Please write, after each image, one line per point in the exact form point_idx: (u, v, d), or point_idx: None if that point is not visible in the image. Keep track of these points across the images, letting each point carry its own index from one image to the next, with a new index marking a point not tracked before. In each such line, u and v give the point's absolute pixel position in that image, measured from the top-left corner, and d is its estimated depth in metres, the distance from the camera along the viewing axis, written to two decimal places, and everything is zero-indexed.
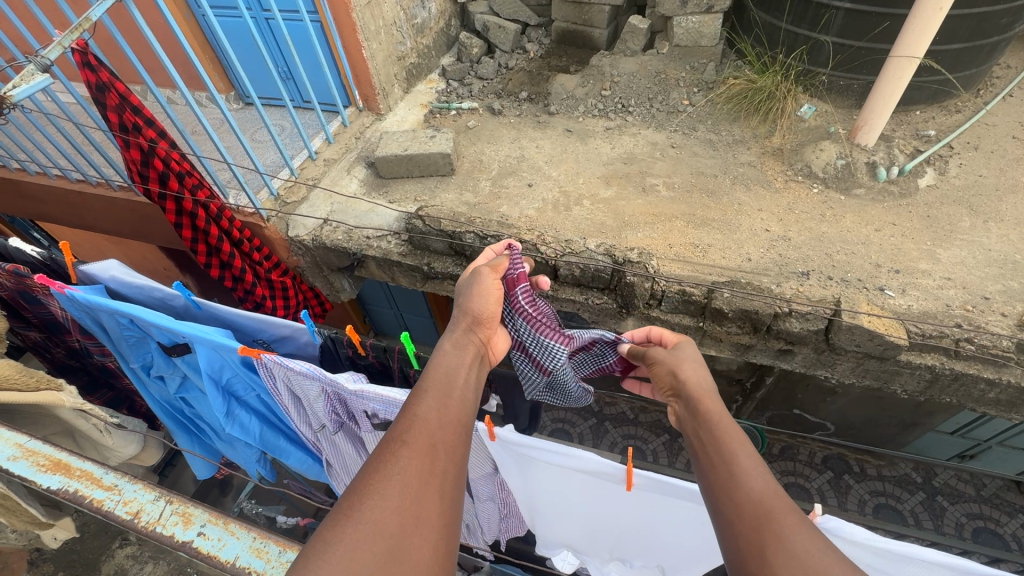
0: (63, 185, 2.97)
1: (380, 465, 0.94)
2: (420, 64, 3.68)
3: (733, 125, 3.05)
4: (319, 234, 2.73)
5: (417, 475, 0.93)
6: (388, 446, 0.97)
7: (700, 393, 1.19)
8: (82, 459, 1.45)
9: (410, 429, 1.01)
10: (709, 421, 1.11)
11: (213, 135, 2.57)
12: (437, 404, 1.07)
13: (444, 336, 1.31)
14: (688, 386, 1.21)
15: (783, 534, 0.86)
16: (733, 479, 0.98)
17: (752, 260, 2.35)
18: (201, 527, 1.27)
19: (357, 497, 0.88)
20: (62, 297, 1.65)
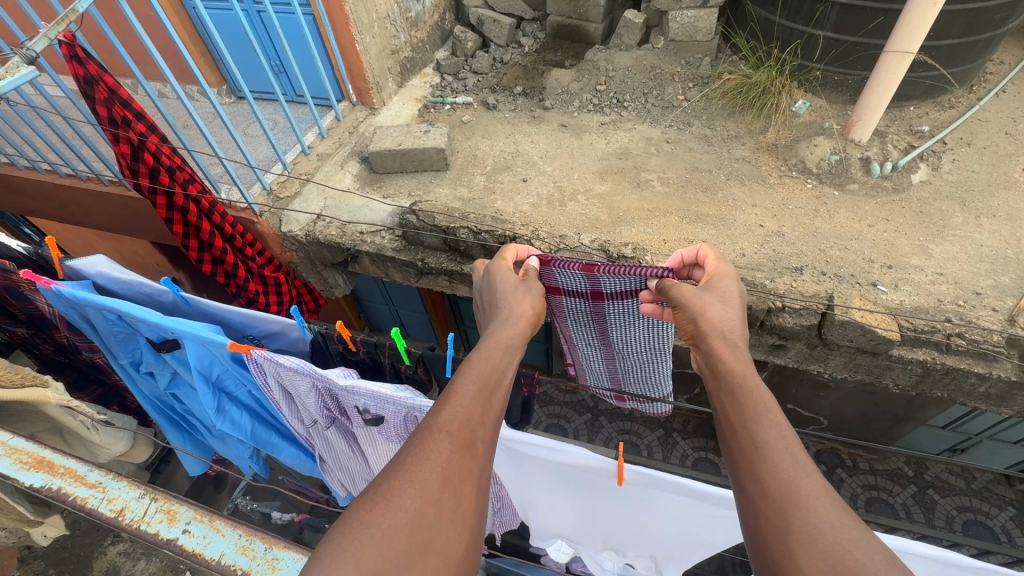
0: (53, 180, 2.93)
1: (419, 453, 0.92)
2: (414, 58, 3.66)
3: (728, 121, 3.05)
4: (312, 228, 2.72)
5: (455, 470, 0.92)
6: (429, 435, 0.95)
7: (739, 354, 1.15)
8: (66, 457, 1.44)
9: (453, 419, 0.98)
10: (740, 389, 1.07)
11: (204, 128, 2.53)
12: (481, 399, 1.03)
13: (500, 324, 1.24)
14: (722, 338, 1.17)
15: (813, 520, 0.84)
16: (759, 453, 0.96)
17: (745, 256, 2.35)
18: (187, 524, 1.25)
19: (396, 482, 0.88)
20: (49, 292, 1.63)
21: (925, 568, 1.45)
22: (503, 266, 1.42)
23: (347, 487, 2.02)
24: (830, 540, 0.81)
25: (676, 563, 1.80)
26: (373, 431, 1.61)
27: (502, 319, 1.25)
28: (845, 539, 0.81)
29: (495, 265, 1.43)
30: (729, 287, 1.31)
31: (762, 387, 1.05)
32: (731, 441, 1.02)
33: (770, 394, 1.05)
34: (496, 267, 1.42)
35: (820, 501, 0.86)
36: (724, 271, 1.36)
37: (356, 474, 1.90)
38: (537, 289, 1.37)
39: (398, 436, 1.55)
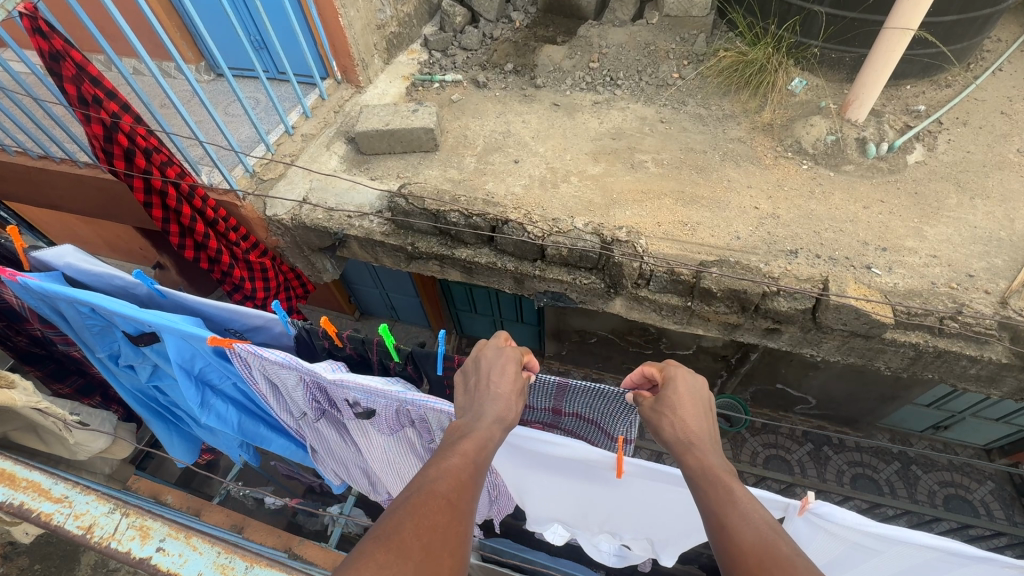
0: (24, 162, 2.81)
1: (424, 511, 0.91)
2: (401, 33, 3.52)
3: (723, 100, 2.99)
4: (298, 213, 2.64)
5: (455, 531, 0.90)
6: (429, 497, 0.94)
7: (697, 446, 1.15)
8: (29, 468, 1.26)
9: (450, 487, 0.98)
10: (703, 480, 1.08)
11: (181, 108, 2.41)
12: (474, 469, 1.05)
13: (487, 399, 1.22)
14: (674, 437, 1.18)
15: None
16: (729, 532, 0.95)
17: (741, 239, 2.33)
18: (161, 542, 1.10)
19: (404, 532, 0.85)
20: (16, 285, 1.56)
21: (925, 556, 1.47)
22: (513, 357, 1.29)
23: (341, 475, 1.99)
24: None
25: (673, 547, 1.81)
26: (364, 423, 1.58)
27: (499, 399, 1.22)
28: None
29: (488, 354, 1.29)
30: (689, 387, 1.24)
31: (728, 477, 1.06)
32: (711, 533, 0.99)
33: (735, 478, 1.06)
34: (497, 365, 1.27)
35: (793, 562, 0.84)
36: (672, 378, 1.25)
37: (349, 463, 1.88)
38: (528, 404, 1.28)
39: (391, 429, 1.52)
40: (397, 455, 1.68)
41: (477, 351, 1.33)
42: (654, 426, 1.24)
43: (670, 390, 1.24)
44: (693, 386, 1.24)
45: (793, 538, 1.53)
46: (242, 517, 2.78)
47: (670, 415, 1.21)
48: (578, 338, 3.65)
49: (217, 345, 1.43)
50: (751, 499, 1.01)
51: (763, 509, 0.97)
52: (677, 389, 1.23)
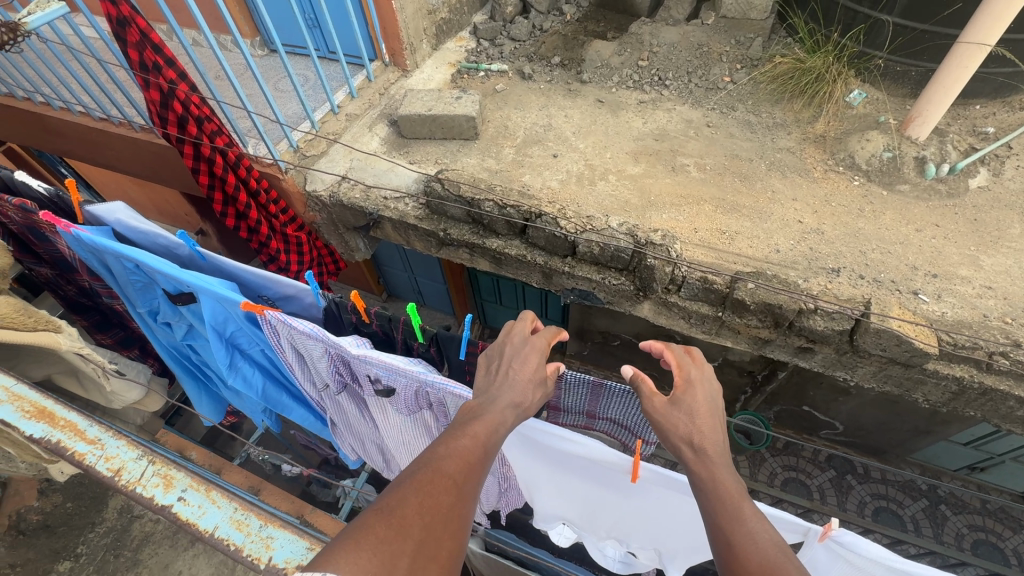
0: (86, 122, 2.95)
1: (428, 489, 0.92)
2: (451, 20, 3.53)
3: (775, 107, 2.88)
4: (337, 190, 2.69)
5: (456, 513, 0.92)
6: (434, 475, 0.95)
7: (713, 464, 1.10)
8: (68, 409, 1.43)
9: (458, 466, 0.99)
10: (715, 500, 1.05)
11: (235, 81, 2.48)
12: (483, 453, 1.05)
13: (505, 386, 1.21)
14: (692, 453, 1.13)
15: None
16: (738, 555, 0.94)
17: (780, 252, 2.25)
18: (183, 492, 1.26)
19: (406, 509, 0.87)
20: (69, 236, 1.64)
21: None
22: (537, 347, 1.28)
23: (357, 450, 2.04)
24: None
25: (680, 559, 1.77)
26: (384, 401, 1.60)
27: (516, 386, 1.21)
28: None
29: (513, 341, 1.28)
30: (708, 394, 1.20)
31: (737, 490, 1.05)
32: (716, 544, 1.00)
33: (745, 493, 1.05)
34: (520, 356, 1.27)
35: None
36: (689, 380, 1.21)
37: (366, 439, 1.91)
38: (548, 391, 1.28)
39: (409, 409, 1.54)
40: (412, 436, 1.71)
41: (502, 338, 1.32)
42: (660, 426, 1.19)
43: (686, 393, 1.20)
44: (711, 394, 1.20)
45: (812, 564, 1.49)
46: (260, 480, 2.87)
47: (683, 418, 1.16)
48: (601, 339, 3.61)
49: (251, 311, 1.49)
50: (759, 517, 1.00)
51: (772, 529, 0.97)
52: (693, 394, 1.19)
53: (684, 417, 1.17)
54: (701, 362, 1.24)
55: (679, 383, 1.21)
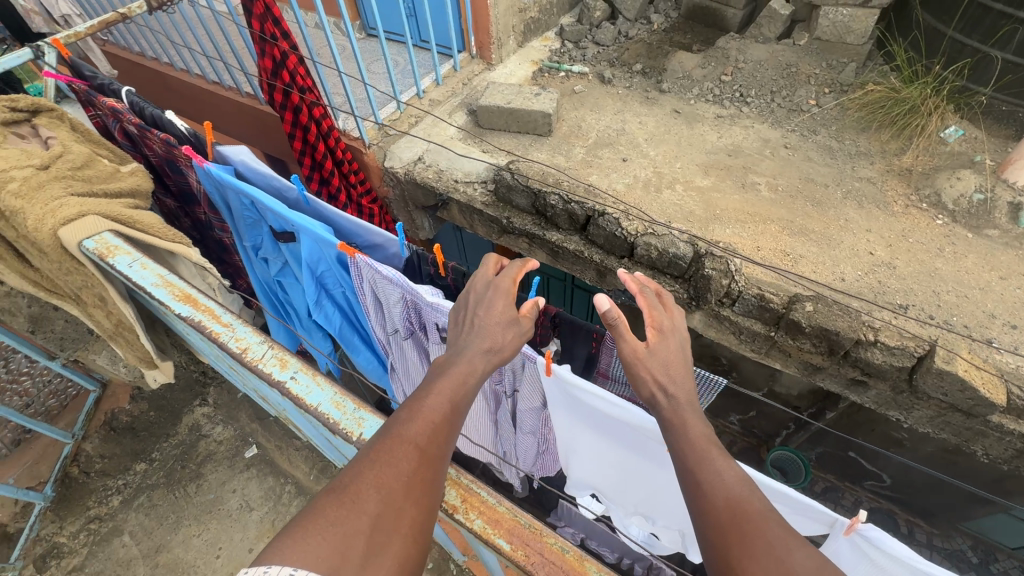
0: (201, 84, 3.28)
1: (387, 459, 0.91)
2: (540, 19, 3.63)
3: (860, 135, 2.79)
4: (412, 168, 2.85)
5: (419, 480, 0.91)
6: (395, 444, 0.93)
7: (684, 411, 1.11)
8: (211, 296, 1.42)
9: (422, 431, 0.97)
10: (685, 443, 1.05)
11: (336, 58, 2.69)
12: (448, 410, 1.03)
13: (473, 334, 1.19)
14: (664, 400, 1.12)
15: (772, 552, 0.83)
16: (705, 495, 0.95)
17: (845, 281, 2.19)
18: (296, 371, 1.25)
19: (363, 485, 0.86)
20: (199, 170, 1.84)
21: None
22: (502, 289, 1.26)
23: None
24: (779, 559, 0.82)
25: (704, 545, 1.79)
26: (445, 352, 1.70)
27: (487, 332, 1.19)
28: (803, 560, 0.81)
29: (478, 288, 1.28)
30: (678, 344, 1.21)
31: (700, 430, 1.07)
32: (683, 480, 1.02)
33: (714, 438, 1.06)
34: (487, 299, 1.25)
35: (771, 526, 0.87)
36: (666, 325, 1.23)
37: None
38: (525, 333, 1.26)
39: None
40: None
41: (467, 289, 1.31)
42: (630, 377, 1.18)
43: (658, 341, 1.20)
44: (680, 343, 1.22)
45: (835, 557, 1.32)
46: None
47: (651, 364, 1.16)
48: None
49: (343, 254, 1.63)
50: (725, 457, 1.02)
51: (737, 467, 0.99)
52: (666, 344, 1.19)
53: (648, 363, 1.16)
54: (674, 312, 1.24)
55: (651, 327, 1.21)
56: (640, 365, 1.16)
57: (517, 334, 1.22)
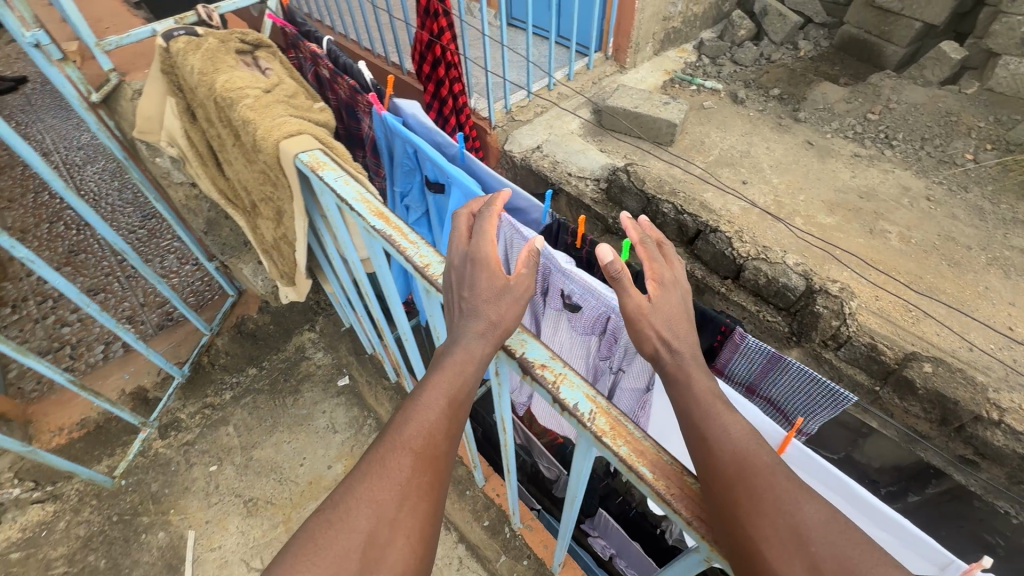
0: (355, 49, 3.58)
1: (378, 466, 0.68)
2: (681, 30, 3.60)
3: (1020, 201, 2.53)
4: (529, 156, 2.95)
5: (419, 486, 0.68)
6: (387, 447, 0.70)
7: (691, 366, 0.80)
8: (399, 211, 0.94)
9: (417, 427, 0.71)
10: (686, 398, 0.75)
11: (484, 42, 2.84)
12: (450, 397, 0.75)
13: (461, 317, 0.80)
14: (669, 356, 0.82)
15: (775, 502, 0.61)
16: (698, 443, 0.69)
17: (973, 351, 2.01)
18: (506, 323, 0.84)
19: (352, 502, 0.66)
20: None
21: None
22: (484, 232, 0.84)
23: None
24: (786, 510, 0.60)
25: None
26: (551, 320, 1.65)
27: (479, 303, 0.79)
28: (810, 508, 0.59)
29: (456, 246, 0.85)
30: (683, 299, 0.91)
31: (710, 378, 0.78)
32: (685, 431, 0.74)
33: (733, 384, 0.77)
34: (469, 270, 0.82)
35: (779, 480, 0.63)
36: (672, 282, 0.91)
37: None
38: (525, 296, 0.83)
39: None
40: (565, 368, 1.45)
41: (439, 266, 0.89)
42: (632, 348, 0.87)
43: (659, 296, 0.88)
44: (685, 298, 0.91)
45: None
46: None
47: (657, 333, 0.84)
48: None
49: None
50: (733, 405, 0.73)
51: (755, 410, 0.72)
52: (668, 298, 0.88)
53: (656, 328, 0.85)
54: (675, 265, 0.94)
55: (649, 280, 0.90)
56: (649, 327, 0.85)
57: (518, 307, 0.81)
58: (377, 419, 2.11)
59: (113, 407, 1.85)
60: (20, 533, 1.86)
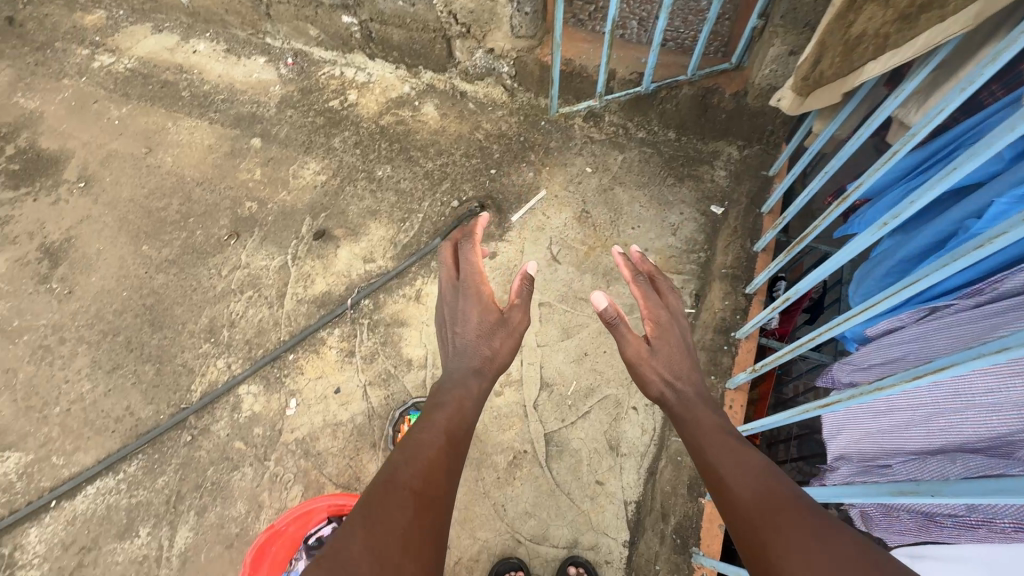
0: None
1: (379, 511, 0.83)
2: None
3: None
4: None
5: (415, 529, 0.83)
6: (387, 489, 0.88)
7: (693, 403, 1.15)
8: None
9: (416, 473, 0.92)
10: (704, 441, 1.04)
11: None
12: (447, 439, 1.02)
13: (456, 355, 1.26)
14: (673, 395, 1.17)
15: (812, 539, 0.73)
16: (732, 506, 0.88)
17: None
18: None
19: (350, 543, 0.78)
20: None
21: None
22: (479, 281, 1.31)
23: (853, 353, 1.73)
24: (817, 535, 0.74)
25: None
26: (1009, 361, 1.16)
27: (476, 342, 1.26)
28: (845, 545, 0.71)
29: (450, 297, 1.33)
30: (680, 333, 1.27)
31: (714, 421, 1.08)
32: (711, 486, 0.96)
33: (734, 435, 1.04)
34: (466, 308, 1.30)
35: (806, 514, 0.79)
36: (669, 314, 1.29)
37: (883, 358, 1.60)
38: (514, 331, 1.30)
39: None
40: (1003, 403, 1.08)
41: (441, 298, 1.36)
42: (642, 382, 1.23)
43: (656, 334, 1.26)
44: (684, 334, 1.27)
45: None
46: None
47: (654, 364, 1.22)
48: None
49: None
50: (745, 450, 0.98)
51: (760, 454, 0.96)
52: (666, 334, 1.25)
53: (654, 361, 1.22)
54: (668, 299, 1.32)
55: (648, 321, 1.27)
56: (649, 364, 1.22)
57: (494, 332, 1.28)
58: (705, 259, 2.09)
59: (604, 59, 2.04)
60: (487, 95, 2.46)
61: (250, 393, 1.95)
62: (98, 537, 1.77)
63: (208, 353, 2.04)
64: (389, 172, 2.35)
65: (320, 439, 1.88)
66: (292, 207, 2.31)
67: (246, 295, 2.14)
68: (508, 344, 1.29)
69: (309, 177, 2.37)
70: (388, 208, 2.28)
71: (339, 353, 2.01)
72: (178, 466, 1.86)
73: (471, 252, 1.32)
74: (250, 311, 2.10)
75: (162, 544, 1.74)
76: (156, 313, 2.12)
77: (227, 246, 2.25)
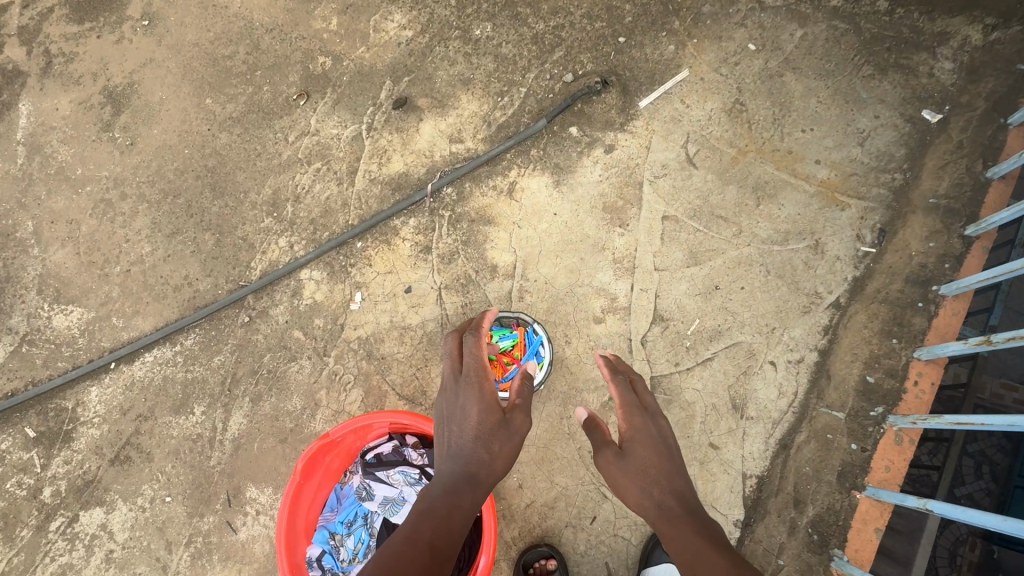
0: None
1: None
2: None
3: None
4: None
5: None
6: None
7: (685, 518, 0.86)
8: None
9: None
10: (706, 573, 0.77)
11: None
12: (429, 545, 0.79)
13: (448, 463, 0.94)
14: (659, 512, 0.88)
15: None
16: None
17: None
18: None
19: None
20: None
21: None
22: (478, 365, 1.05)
23: None
24: None
25: None
26: None
27: (467, 445, 0.95)
28: None
29: (446, 395, 1.05)
30: (663, 430, 1.00)
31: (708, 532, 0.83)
32: None
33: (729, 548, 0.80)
34: (464, 402, 1.01)
35: None
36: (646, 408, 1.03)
37: None
38: (518, 429, 0.99)
39: None
40: None
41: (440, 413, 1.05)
42: (625, 495, 0.94)
43: (631, 427, 0.99)
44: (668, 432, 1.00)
45: None
46: None
47: (635, 473, 0.93)
48: None
49: None
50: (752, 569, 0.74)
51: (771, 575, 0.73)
52: (642, 428, 0.99)
53: (634, 466, 0.94)
54: (643, 394, 1.07)
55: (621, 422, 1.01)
56: (629, 472, 0.94)
57: (494, 434, 0.97)
58: (903, 183, 1.54)
59: None
60: None
61: (312, 280, 1.72)
62: (155, 408, 1.67)
63: (270, 229, 1.79)
64: (489, 32, 1.81)
65: (385, 341, 1.63)
66: (372, 67, 1.89)
67: (313, 168, 1.84)
68: (510, 450, 0.97)
69: (391, 31, 1.89)
70: (483, 77, 1.81)
71: (413, 248, 1.70)
72: (235, 347, 1.69)
73: (473, 342, 1.12)
74: (317, 187, 1.81)
75: (215, 426, 1.62)
76: (217, 177, 1.88)
77: (296, 109, 1.91)
